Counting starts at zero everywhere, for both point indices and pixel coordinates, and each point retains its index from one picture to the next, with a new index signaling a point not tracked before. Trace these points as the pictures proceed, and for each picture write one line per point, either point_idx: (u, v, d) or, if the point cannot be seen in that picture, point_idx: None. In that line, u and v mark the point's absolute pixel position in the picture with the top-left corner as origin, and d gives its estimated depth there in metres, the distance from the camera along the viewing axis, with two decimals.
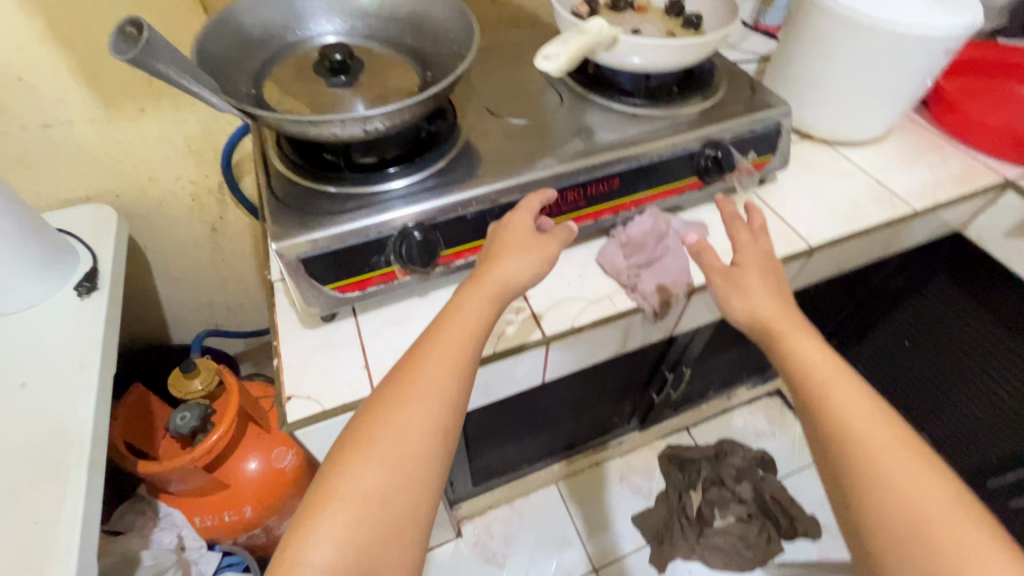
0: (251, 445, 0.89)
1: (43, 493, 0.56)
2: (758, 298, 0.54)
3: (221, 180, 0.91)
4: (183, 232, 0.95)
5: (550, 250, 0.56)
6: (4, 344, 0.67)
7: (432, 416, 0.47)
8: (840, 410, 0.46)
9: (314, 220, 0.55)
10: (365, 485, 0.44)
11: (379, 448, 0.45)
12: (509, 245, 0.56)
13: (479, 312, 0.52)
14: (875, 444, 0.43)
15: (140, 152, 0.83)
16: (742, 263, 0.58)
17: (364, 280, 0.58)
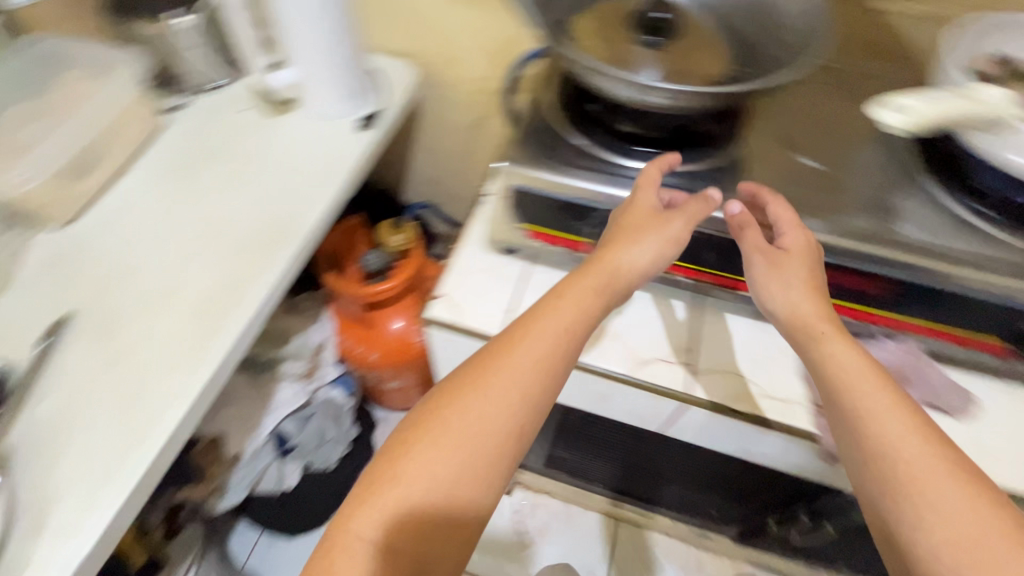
0: (403, 309, 1.01)
1: (261, 255, 0.70)
2: (787, 297, 0.49)
3: (502, 86, 0.96)
4: (452, 116, 1.05)
5: (676, 228, 0.50)
6: (298, 136, 0.84)
7: (496, 420, 0.44)
8: (906, 465, 0.41)
9: (544, 160, 0.55)
10: (420, 483, 0.42)
11: (442, 445, 0.43)
12: (631, 223, 0.50)
13: (583, 315, 0.48)
14: (954, 515, 0.38)
15: (457, 35, 0.91)
16: (787, 250, 0.50)
17: (555, 237, 0.57)
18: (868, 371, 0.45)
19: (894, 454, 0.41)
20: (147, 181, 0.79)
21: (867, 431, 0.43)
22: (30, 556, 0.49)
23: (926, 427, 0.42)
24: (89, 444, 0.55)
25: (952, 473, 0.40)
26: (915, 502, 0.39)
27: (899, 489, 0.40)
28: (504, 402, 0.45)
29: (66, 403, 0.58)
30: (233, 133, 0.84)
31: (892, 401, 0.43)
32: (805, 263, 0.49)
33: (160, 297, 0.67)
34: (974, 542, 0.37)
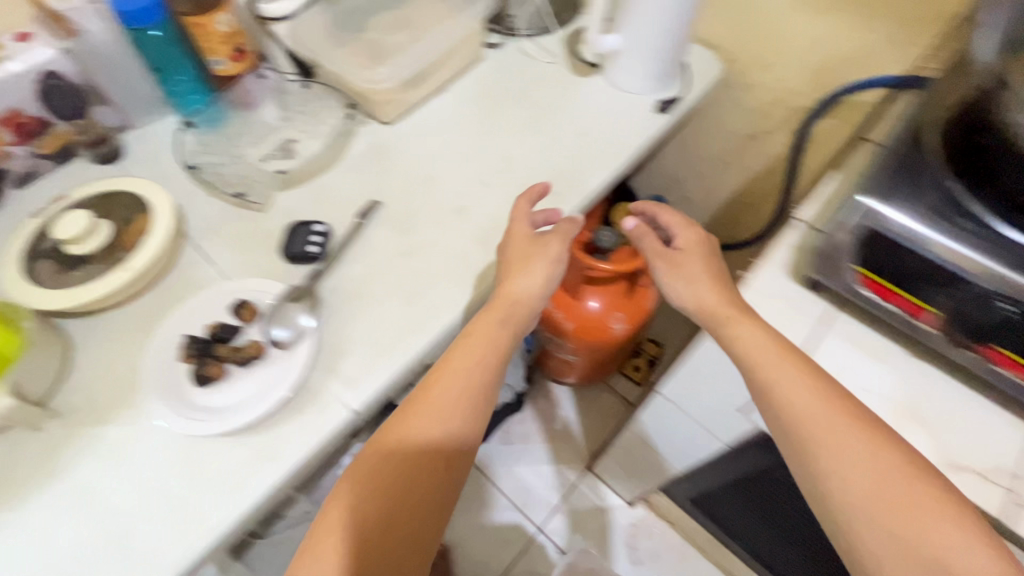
0: (610, 291, 1.03)
1: (541, 203, 0.74)
2: (699, 303, 0.60)
3: (806, 106, 0.90)
4: (730, 122, 1.02)
5: (553, 249, 0.66)
6: (595, 101, 0.85)
7: (451, 401, 0.57)
8: (813, 425, 0.49)
9: (921, 205, 0.49)
10: (394, 454, 0.54)
11: (409, 425, 0.55)
12: (516, 258, 0.64)
13: (495, 347, 0.61)
14: (865, 470, 0.47)
15: (784, 42, 0.86)
16: (684, 265, 0.63)
17: (892, 292, 0.52)
18: (776, 346, 0.53)
19: (807, 421, 0.50)
20: (459, 105, 0.86)
21: (785, 406, 0.51)
22: (322, 390, 0.58)
23: (837, 401, 0.50)
24: (380, 317, 0.63)
25: (854, 432, 0.48)
26: (832, 460, 0.48)
27: (821, 454, 0.48)
28: (455, 394, 0.57)
29: (369, 276, 0.66)
30: (538, 80, 0.88)
31: (790, 364, 0.52)
32: (696, 258, 0.64)
33: (453, 211, 0.73)
34: (884, 493, 0.46)
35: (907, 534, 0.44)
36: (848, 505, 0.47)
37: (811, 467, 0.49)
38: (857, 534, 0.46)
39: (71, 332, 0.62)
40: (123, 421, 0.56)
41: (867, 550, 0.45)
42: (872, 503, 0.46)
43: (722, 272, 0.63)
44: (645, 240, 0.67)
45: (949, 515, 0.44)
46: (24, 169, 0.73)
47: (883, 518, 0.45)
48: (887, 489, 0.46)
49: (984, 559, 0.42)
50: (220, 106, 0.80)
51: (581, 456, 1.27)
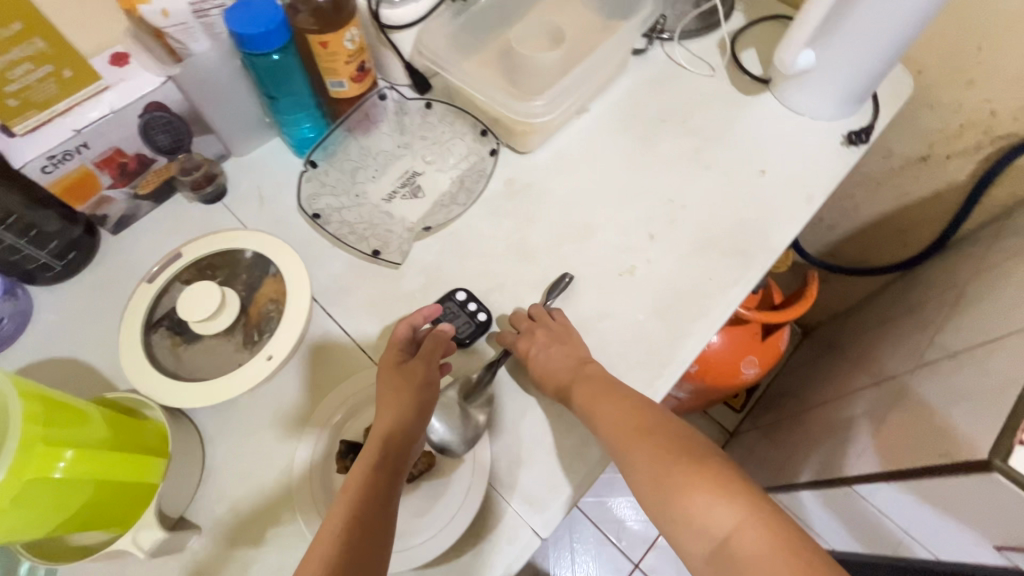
0: (741, 336, 0.92)
1: (722, 265, 0.63)
2: (563, 372, 0.53)
3: (1015, 134, 0.75)
4: (897, 142, 0.88)
5: (421, 373, 0.51)
6: (770, 128, 0.72)
7: (398, 431, 0.47)
8: (616, 433, 0.48)
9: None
10: (349, 514, 0.42)
11: (353, 482, 0.44)
12: (386, 389, 0.50)
13: (403, 385, 0.50)
14: (652, 464, 0.45)
15: (1003, 59, 0.70)
16: (548, 359, 0.53)
17: None
18: (592, 382, 0.52)
19: (602, 427, 0.49)
20: (604, 130, 0.73)
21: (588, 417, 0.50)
22: (503, 512, 0.50)
23: (633, 406, 0.49)
24: (561, 418, 0.54)
25: (655, 442, 0.46)
26: (627, 457, 0.47)
27: (619, 454, 0.48)
28: (399, 437, 0.47)
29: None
30: (695, 98, 0.74)
31: (609, 397, 0.50)
32: (545, 342, 0.54)
33: (620, 273, 0.63)
34: (664, 476, 0.44)
35: (675, 503, 0.43)
36: (643, 494, 0.45)
37: (622, 468, 0.47)
38: (657, 519, 0.45)
39: (200, 425, 0.54)
40: (280, 544, 0.49)
41: (666, 529, 0.44)
42: (658, 490, 0.44)
43: (581, 352, 0.55)
44: (544, 343, 0.54)
45: (709, 477, 0.43)
46: (121, 213, 0.63)
47: (667, 497, 0.43)
48: (667, 468, 0.44)
49: (733, 512, 0.41)
50: (336, 135, 0.69)
51: None
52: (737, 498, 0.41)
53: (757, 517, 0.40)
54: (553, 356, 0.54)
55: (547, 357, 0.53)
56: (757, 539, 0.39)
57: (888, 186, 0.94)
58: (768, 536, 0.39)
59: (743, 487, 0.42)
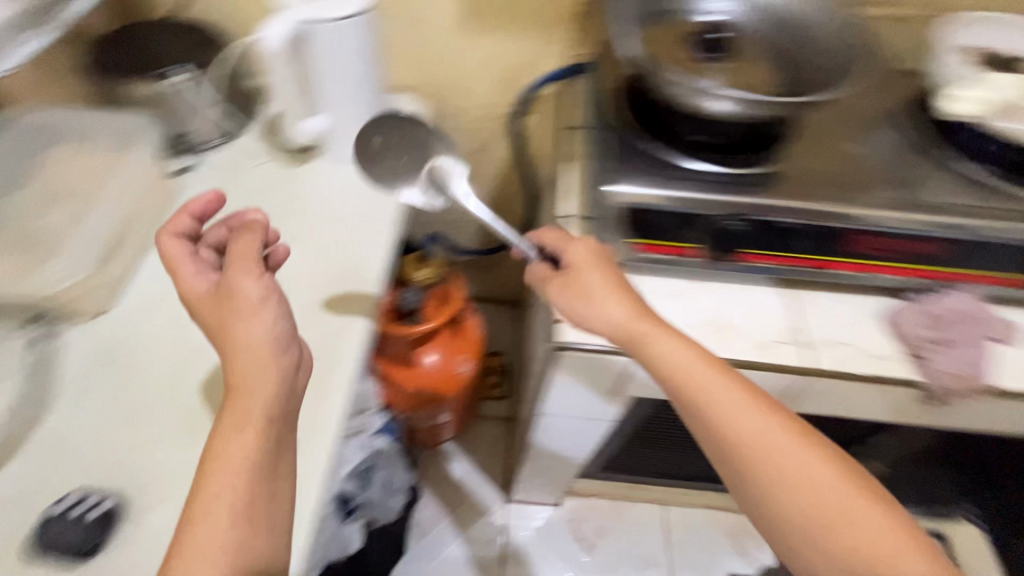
0: (441, 343, 1.04)
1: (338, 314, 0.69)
2: (638, 319, 0.54)
3: (509, 111, 1.00)
4: (455, 147, 1.08)
5: (250, 295, 0.49)
6: (332, 183, 0.81)
7: (253, 405, 0.47)
8: (747, 432, 0.49)
9: (663, 163, 0.60)
10: (221, 518, 0.43)
11: (220, 479, 0.44)
12: (217, 323, 0.49)
13: (266, 336, 0.48)
14: (820, 481, 0.47)
15: (465, 69, 0.93)
16: (598, 281, 0.56)
17: (661, 246, 0.60)
18: (733, 391, 0.51)
19: (733, 421, 0.50)
20: None
21: (708, 404, 0.50)
22: None
23: (765, 408, 0.50)
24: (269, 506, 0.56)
25: (802, 449, 0.48)
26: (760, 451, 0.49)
27: (748, 467, 0.49)
28: (262, 409, 0.47)
29: None
30: (257, 188, 0.79)
31: (754, 405, 0.50)
32: (598, 266, 0.56)
33: None
34: (808, 487, 0.47)
35: (808, 499, 0.47)
36: (772, 504, 0.48)
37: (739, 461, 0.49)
38: (784, 531, 0.47)
39: None
40: None
41: (794, 537, 0.47)
42: (798, 501, 0.47)
43: (636, 295, 0.56)
44: (590, 273, 0.56)
45: (869, 504, 0.46)
46: None
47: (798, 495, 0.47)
48: (842, 492, 0.46)
49: (897, 537, 0.44)
50: None
51: (499, 495, 1.25)
52: (909, 533, 0.45)
53: (918, 545, 0.44)
54: (628, 309, 0.54)
55: (624, 306, 0.54)
56: (918, 563, 0.43)
57: (469, 176, 1.14)
58: (926, 562, 0.43)
59: (906, 521, 0.45)
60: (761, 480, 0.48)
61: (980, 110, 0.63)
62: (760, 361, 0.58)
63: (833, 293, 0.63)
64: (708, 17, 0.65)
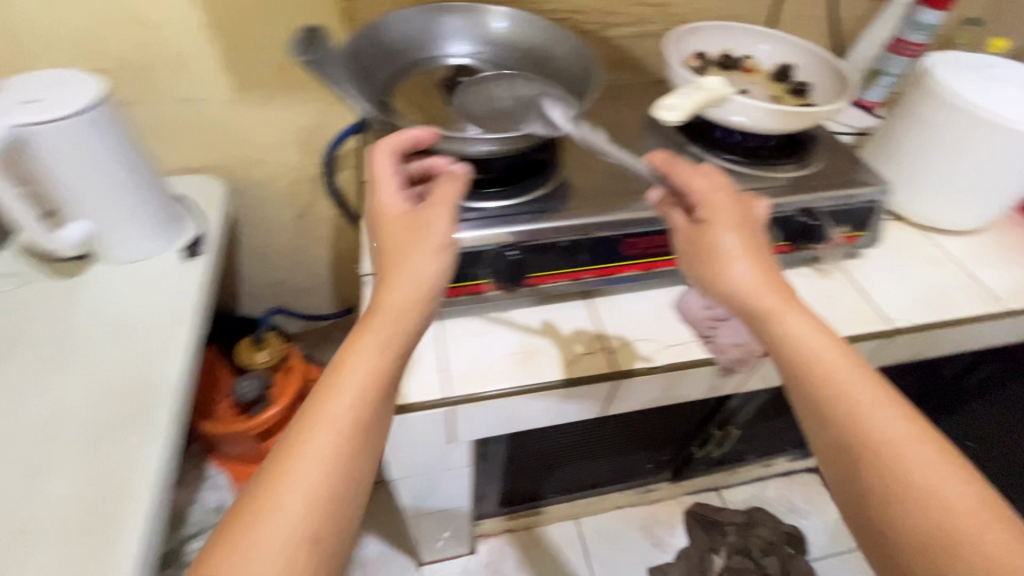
0: None
1: (128, 437, 0.62)
2: (758, 284, 0.49)
3: (319, 172, 0.97)
4: (274, 215, 1.02)
5: (439, 215, 0.48)
6: (116, 290, 0.74)
7: (357, 371, 0.43)
8: (898, 446, 0.41)
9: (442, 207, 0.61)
10: (308, 480, 0.39)
11: (304, 469, 0.39)
12: (397, 234, 0.48)
13: (427, 280, 0.47)
14: (916, 471, 0.40)
15: (258, 139, 0.90)
16: (734, 239, 0.51)
17: (455, 289, 0.61)
18: (843, 363, 0.46)
19: (851, 395, 0.44)
20: None
21: (825, 385, 0.45)
22: None
23: (920, 429, 0.42)
24: None
25: (923, 449, 0.41)
26: (843, 412, 0.44)
27: (869, 462, 0.42)
28: (365, 375, 0.43)
29: None
30: (25, 315, 0.71)
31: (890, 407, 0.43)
32: (733, 222, 0.51)
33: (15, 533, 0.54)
34: (917, 486, 0.40)
35: (901, 475, 0.40)
36: (886, 516, 0.40)
37: (832, 425, 0.44)
38: (897, 549, 0.39)
39: None
40: None
41: (902, 556, 0.39)
42: (922, 510, 0.39)
43: (775, 271, 0.50)
44: (724, 233, 0.51)
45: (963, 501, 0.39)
46: None
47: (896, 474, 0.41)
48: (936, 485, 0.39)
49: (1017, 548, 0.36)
50: None
51: (408, 562, 1.18)
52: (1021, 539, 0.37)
53: None
54: (757, 270, 0.50)
55: (752, 269, 0.50)
56: None
57: (295, 246, 1.09)
58: None
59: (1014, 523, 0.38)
60: (868, 468, 0.42)
61: (678, 116, 0.64)
62: (569, 378, 0.60)
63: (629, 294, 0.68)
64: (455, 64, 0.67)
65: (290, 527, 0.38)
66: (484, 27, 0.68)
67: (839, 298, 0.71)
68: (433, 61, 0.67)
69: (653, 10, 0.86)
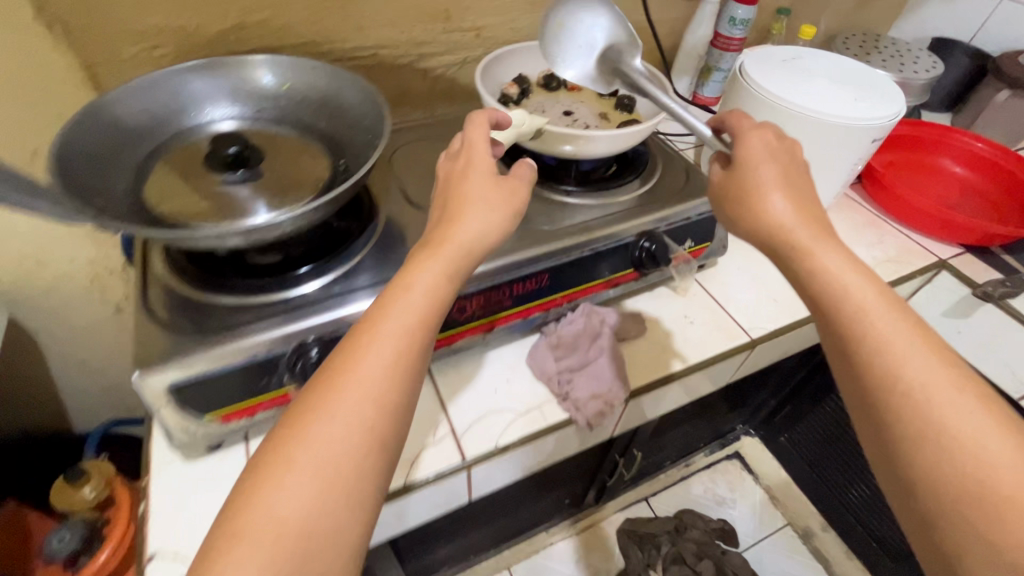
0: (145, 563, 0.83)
1: None
2: (798, 219, 0.46)
3: (125, 261, 0.82)
4: (80, 318, 0.85)
5: (516, 198, 0.50)
6: None
7: (395, 321, 0.42)
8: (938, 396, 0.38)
9: (230, 308, 0.52)
10: (350, 415, 0.39)
11: (353, 392, 0.39)
12: (471, 187, 0.49)
13: (482, 229, 0.47)
14: (958, 417, 0.37)
15: (28, 236, 0.73)
16: (780, 177, 0.48)
17: (251, 406, 0.50)
18: (889, 305, 0.42)
19: (896, 344, 0.40)
20: None
21: (871, 322, 0.41)
22: None
23: (956, 374, 0.39)
24: None
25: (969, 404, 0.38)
26: (868, 341, 0.41)
27: (905, 399, 0.39)
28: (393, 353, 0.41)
29: None
30: None
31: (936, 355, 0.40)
32: (774, 161, 0.48)
33: None
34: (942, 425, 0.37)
35: (924, 415, 0.38)
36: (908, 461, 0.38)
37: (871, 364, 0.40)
38: (919, 481, 0.37)
39: None
40: None
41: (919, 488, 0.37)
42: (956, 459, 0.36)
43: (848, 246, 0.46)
44: (770, 172, 0.48)
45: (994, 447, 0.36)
46: None
47: (922, 410, 0.38)
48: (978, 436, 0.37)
49: None
50: None
51: None
52: None
53: None
54: (793, 205, 0.46)
55: (787, 205, 0.46)
56: None
57: (115, 350, 0.91)
58: None
59: None
60: (899, 405, 0.39)
61: (513, 134, 0.59)
62: (411, 483, 0.51)
63: (477, 357, 0.60)
64: (223, 128, 0.59)
65: (324, 467, 0.37)
66: (247, 80, 0.61)
67: (696, 315, 0.68)
68: (192, 129, 0.58)
69: (471, 35, 0.80)
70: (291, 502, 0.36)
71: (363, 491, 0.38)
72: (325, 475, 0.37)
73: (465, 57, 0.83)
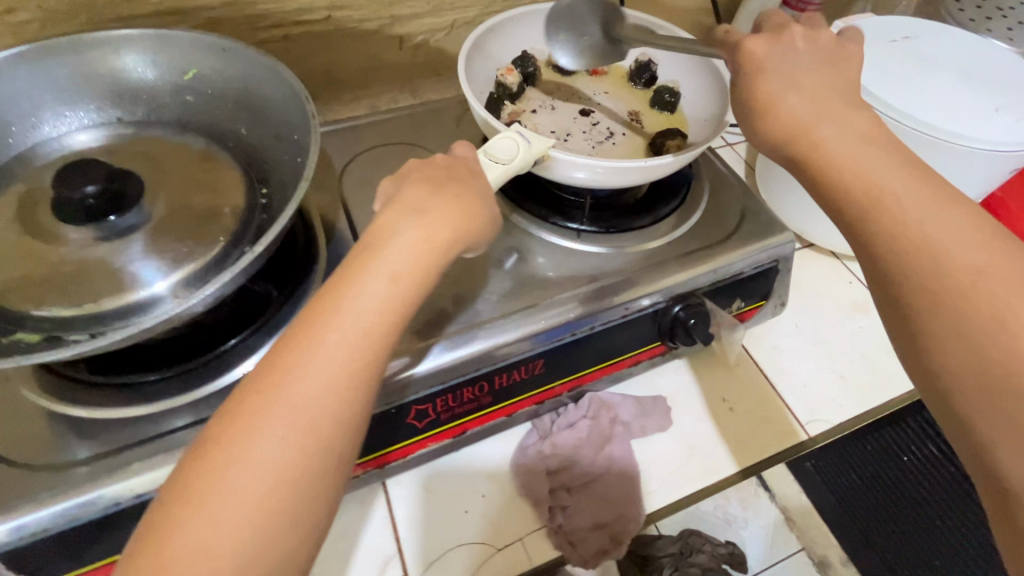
0: None
1: None
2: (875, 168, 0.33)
3: None
4: None
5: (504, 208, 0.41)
6: None
7: (365, 290, 0.31)
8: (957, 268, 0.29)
9: (115, 418, 0.39)
10: (300, 414, 0.28)
11: (300, 395, 0.28)
12: (455, 163, 0.38)
13: (469, 205, 0.36)
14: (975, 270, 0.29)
15: None
16: (837, 99, 0.37)
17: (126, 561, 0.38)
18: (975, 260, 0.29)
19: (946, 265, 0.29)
20: None
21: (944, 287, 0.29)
22: None
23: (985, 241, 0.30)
24: None
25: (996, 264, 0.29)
26: (911, 260, 0.30)
27: (921, 271, 0.30)
28: (356, 348, 0.30)
29: None
30: None
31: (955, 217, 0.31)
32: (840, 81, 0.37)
33: None
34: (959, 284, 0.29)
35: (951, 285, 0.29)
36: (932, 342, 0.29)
37: (873, 253, 0.32)
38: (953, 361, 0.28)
39: None
40: None
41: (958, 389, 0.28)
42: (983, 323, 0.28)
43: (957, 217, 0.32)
44: (826, 94, 0.37)
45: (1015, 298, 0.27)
46: None
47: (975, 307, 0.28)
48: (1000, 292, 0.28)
49: None
50: None
51: None
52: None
53: None
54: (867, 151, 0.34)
55: (862, 146, 0.34)
56: None
57: None
58: None
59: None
60: (922, 288, 0.30)
61: (514, 171, 0.41)
62: None
63: (444, 460, 0.46)
64: (81, 143, 0.43)
65: (250, 491, 0.26)
66: (105, 68, 0.43)
67: (738, 399, 0.52)
68: (37, 147, 0.42)
69: None
70: (216, 535, 0.25)
71: (317, 515, 0.28)
72: (250, 503, 0.26)
73: (454, 19, 0.62)
